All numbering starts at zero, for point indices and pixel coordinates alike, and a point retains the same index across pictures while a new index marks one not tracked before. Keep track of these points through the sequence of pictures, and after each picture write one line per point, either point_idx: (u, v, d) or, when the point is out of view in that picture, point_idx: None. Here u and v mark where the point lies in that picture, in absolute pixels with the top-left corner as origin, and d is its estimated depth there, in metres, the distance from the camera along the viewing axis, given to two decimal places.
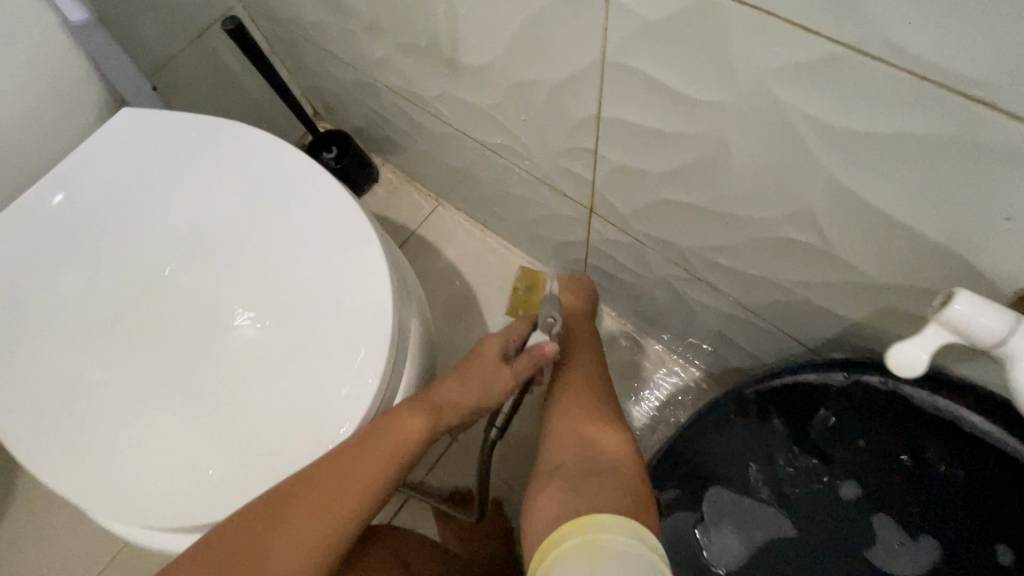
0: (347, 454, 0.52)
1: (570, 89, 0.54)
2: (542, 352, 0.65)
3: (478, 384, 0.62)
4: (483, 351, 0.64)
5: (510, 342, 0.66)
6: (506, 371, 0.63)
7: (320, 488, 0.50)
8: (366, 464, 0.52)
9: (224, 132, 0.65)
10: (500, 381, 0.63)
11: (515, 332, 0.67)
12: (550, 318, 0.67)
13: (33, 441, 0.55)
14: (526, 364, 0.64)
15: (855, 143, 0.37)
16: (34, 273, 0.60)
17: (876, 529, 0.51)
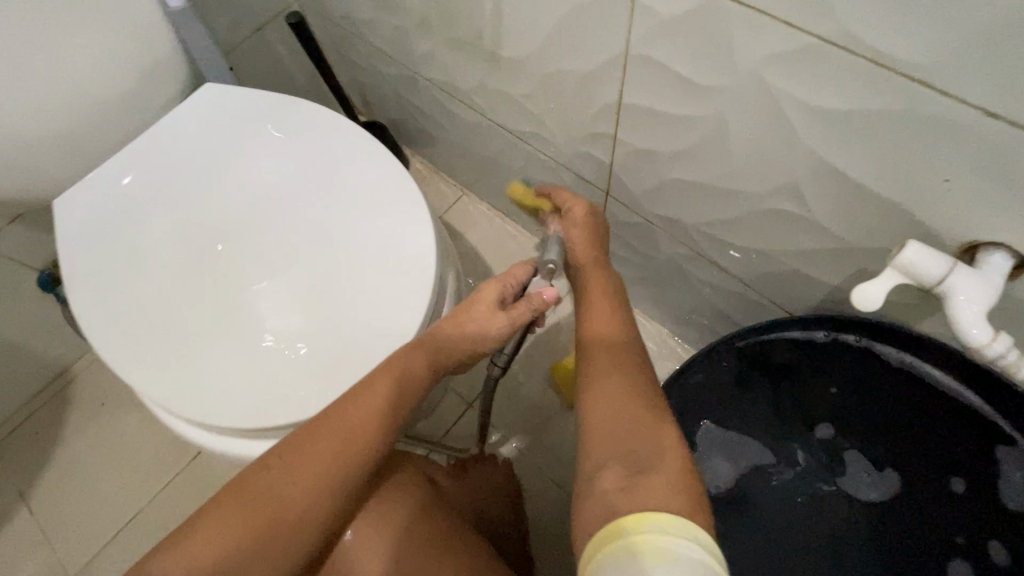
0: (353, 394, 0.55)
1: (596, 79, 0.64)
2: (542, 299, 0.64)
3: (474, 330, 0.62)
4: (479, 297, 0.64)
5: (507, 288, 0.65)
6: (502, 317, 0.62)
7: (334, 425, 0.54)
8: (371, 401, 0.55)
9: (290, 106, 0.75)
10: (495, 326, 0.62)
11: (512, 276, 0.66)
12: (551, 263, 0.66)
13: (122, 355, 0.63)
14: (524, 311, 0.63)
15: (830, 119, 0.46)
16: (125, 221, 0.70)
17: (847, 463, 0.60)
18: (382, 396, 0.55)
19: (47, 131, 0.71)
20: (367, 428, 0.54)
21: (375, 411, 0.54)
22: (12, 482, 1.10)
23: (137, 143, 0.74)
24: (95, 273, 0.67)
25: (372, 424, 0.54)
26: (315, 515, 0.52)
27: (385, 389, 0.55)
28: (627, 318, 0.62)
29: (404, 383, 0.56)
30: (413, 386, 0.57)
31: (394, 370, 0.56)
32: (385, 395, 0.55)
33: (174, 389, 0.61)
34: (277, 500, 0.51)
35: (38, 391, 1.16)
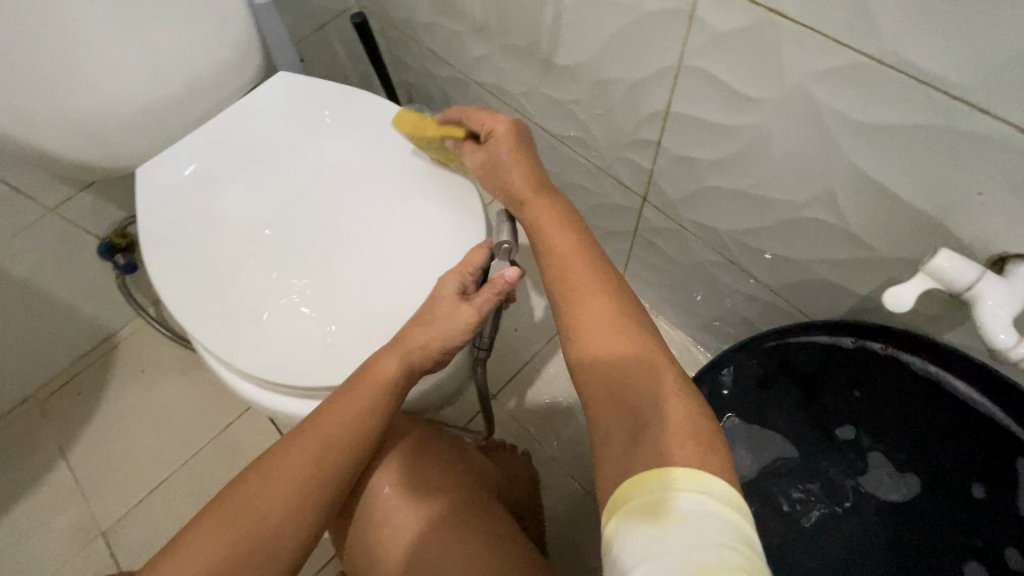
0: (328, 405, 0.58)
1: (645, 87, 0.68)
2: (504, 280, 0.60)
3: (441, 325, 0.60)
4: (439, 294, 0.61)
5: (467, 278, 0.62)
6: (465, 307, 0.60)
7: (314, 430, 0.57)
8: (344, 411, 0.57)
9: (356, 98, 0.81)
10: (464, 319, 0.60)
11: (470, 263, 0.62)
12: (504, 243, 0.61)
13: (189, 309, 0.68)
14: (487, 296, 0.60)
15: (873, 132, 0.50)
16: (197, 192, 0.75)
17: (870, 465, 0.63)
18: (359, 404, 0.58)
19: (136, 107, 0.77)
20: (345, 437, 0.57)
21: (349, 418, 0.57)
22: (51, 438, 1.15)
23: (214, 123, 0.79)
24: (167, 238, 0.72)
25: (348, 430, 0.57)
26: (297, 522, 0.54)
27: (357, 399, 0.58)
28: (626, 296, 0.56)
29: (378, 394, 0.58)
30: (388, 394, 0.58)
31: (367, 381, 0.58)
32: (358, 404, 0.58)
33: (236, 346, 0.66)
34: (258, 511, 0.53)
35: (84, 353, 1.22)
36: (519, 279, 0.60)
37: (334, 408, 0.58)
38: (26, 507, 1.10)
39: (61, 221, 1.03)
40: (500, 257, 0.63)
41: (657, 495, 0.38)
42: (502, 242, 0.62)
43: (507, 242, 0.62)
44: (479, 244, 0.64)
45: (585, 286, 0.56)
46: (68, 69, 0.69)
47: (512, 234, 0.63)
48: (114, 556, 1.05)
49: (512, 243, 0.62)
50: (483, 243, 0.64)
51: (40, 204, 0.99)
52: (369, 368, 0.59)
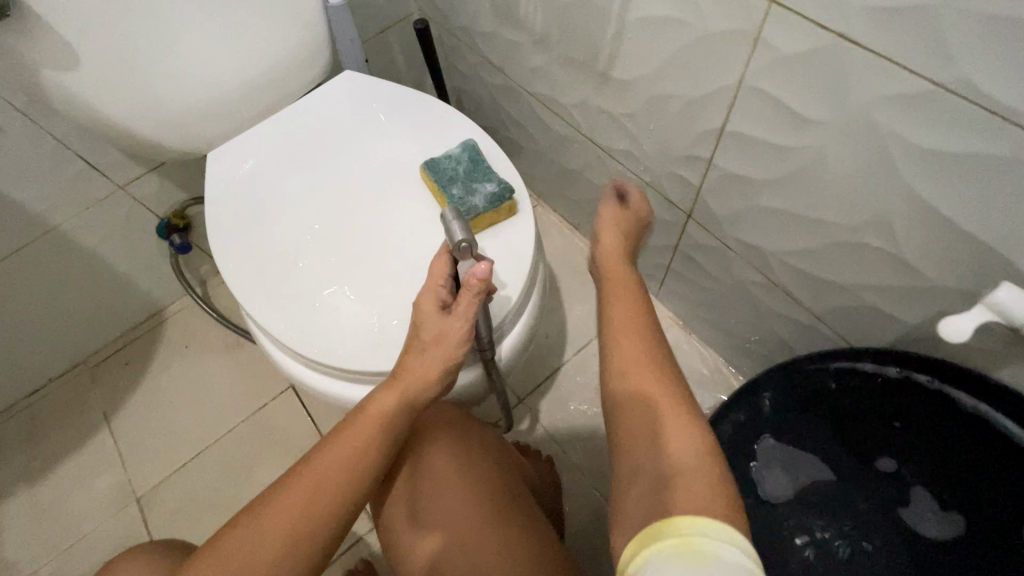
0: (328, 442, 0.60)
1: (702, 105, 0.69)
2: (476, 278, 0.59)
3: (437, 345, 0.61)
4: (421, 316, 0.62)
5: (442, 290, 0.62)
6: (452, 322, 0.60)
7: (311, 466, 0.58)
8: (342, 447, 0.59)
9: (413, 98, 0.84)
10: (458, 332, 0.61)
11: (438, 275, 0.62)
12: (461, 241, 0.57)
13: (248, 286, 0.71)
14: (467, 303, 0.60)
15: (939, 161, 0.50)
16: (259, 180, 0.79)
17: (912, 499, 0.63)
18: (355, 441, 0.59)
19: (211, 94, 0.82)
20: (342, 475, 0.58)
21: (345, 456, 0.59)
22: (97, 403, 1.21)
23: (280, 116, 0.84)
24: (228, 222, 0.76)
25: (342, 466, 0.58)
26: (289, 562, 0.54)
27: (355, 437, 0.59)
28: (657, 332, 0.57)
29: (378, 428, 0.60)
30: (386, 427, 0.60)
31: (367, 416, 0.60)
32: (357, 442, 0.59)
33: (288, 327, 0.68)
34: (251, 547, 0.54)
35: (134, 324, 1.28)
36: (491, 271, 0.59)
37: (334, 444, 0.59)
38: (68, 466, 1.15)
39: (128, 198, 1.09)
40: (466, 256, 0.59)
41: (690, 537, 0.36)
42: (460, 241, 0.58)
43: (463, 240, 0.58)
44: (439, 253, 0.63)
45: (623, 328, 0.57)
46: (157, 55, 0.74)
47: (465, 227, 0.58)
48: (146, 522, 1.10)
49: (467, 239, 0.58)
50: (443, 251, 0.63)
51: (111, 180, 1.05)
52: (368, 404, 0.61)
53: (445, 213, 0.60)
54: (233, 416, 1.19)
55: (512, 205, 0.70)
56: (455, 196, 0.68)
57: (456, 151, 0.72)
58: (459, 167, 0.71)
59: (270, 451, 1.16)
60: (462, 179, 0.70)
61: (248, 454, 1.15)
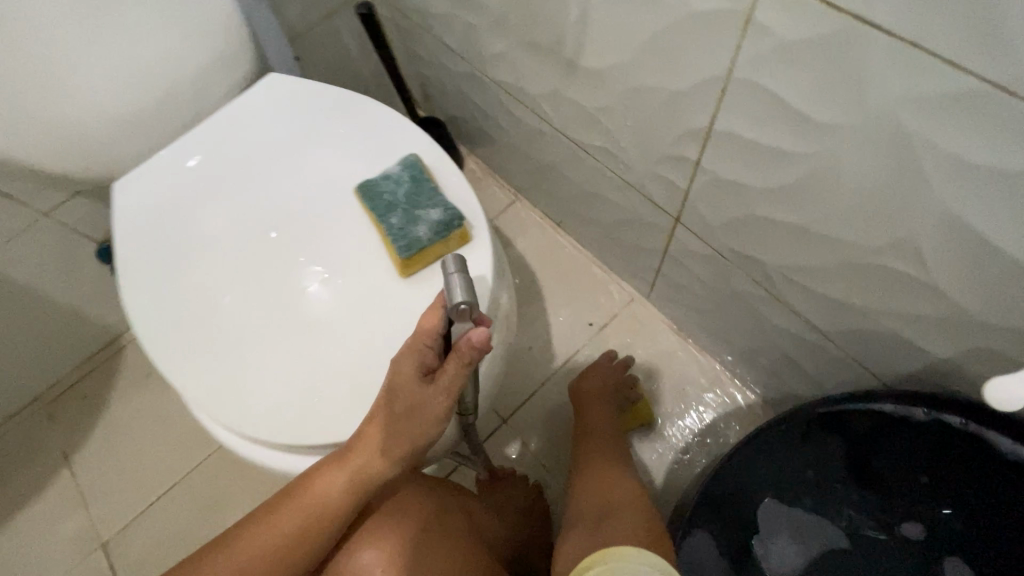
0: (274, 508, 0.57)
1: (685, 100, 0.57)
2: (469, 347, 0.50)
3: (404, 418, 0.53)
4: (396, 381, 0.53)
5: (428, 353, 0.53)
6: (426, 396, 0.53)
7: (252, 532, 0.57)
8: (285, 518, 0.57)
9: (351, 103, 0.72)
10: (434, 406, 0.53)
11: (426, 333, 0.52)
12: (460, 305, 0.48)
13: (163, 343, 0.61)
14: (454, 372, 0.51)
15: (983, 176, 0.40)
16: (177, 214, 0.68)
17: (945, 569, 0.57)
18: (299, 513, 0.56)
19: (115, 113, 0.70)
20: (280, 549, 0.56)
21: (288, 528, 0.56)
22: (55, 443, 1.13)
23: (199, 132, 0.72)
24: (144, 267, 0.65)
25: (281, 536, 0.56)
26: None
27: (302, 507, 0.56)
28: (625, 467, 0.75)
29: (325, 506, 0.56)
30: (334, 505, 0.56)
31: (313, 491, 0.56)
32: (302, 513, 0.56)
33: (215, 392, 0.59)
34: None
35: (88, 355, 1.19)
36: (487, 341, 0.50)
37: (280, 512, 0.57)
38: (32, 512, 1.09)
39: (56, 225, 0.99)
40: (461, 320, 0.50)
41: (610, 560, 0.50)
42: (457, 304, 0.48)
43: (463, 302, 0.48)
44: (433, 306, 0.53)
45: (595, 461, 0.77)
46: (37, 73, 0.62)
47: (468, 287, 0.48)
48: (114, 569, 1.03)
49: (468, 304, 0.48)
50: (437, 304, 0.52)
51: (32, 208, 0.94)
52: (315, 479, 0.56)
53: (448, 259, 0.50)
54: (201, 448, 1.11)
55: (463, 232, 0.60)
56: (395, 229, 0.59)
57: (397, 170, 0.62)
58: (399, 190, 0.61)
59: (242, 485, 1.09)
60: (403, 206, 0.60)
61: (218, 490, 1.08)
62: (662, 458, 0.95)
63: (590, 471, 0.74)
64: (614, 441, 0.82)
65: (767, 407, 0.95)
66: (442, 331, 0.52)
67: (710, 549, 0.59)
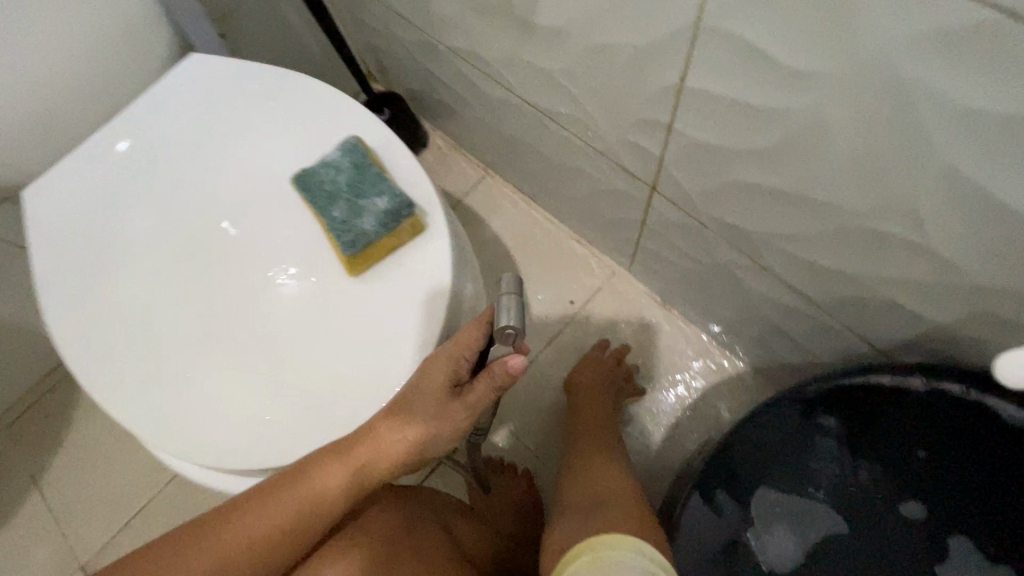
0: (251, 502, 0.51)
1: (652, 56, 0.51)
2: (504, 372, 0.50)
3: (422, 423, 0.51)
4: (421, 386, 0.51)
5: (462, 364, 0.51)
6: (451, 410, 0.51)
7: (228, 530, 0.50)
8: (272, 516, 0.50)
9: (284, 82, 0.64)
10: (455, 420, 0.51)
11: (465, 344, 0.51)
12: (508, 329, 0.49)
13: (99, 370, 0.55)
14: (483, 392, 0.51)
15: (989, 125, 0.35)
16: (102, 223, 0.60)
17: (951, 549, 0.54)
18: (289, 511, 0.50)
19: (14, 112, 0.62)
20: (258, 551, 0.50)
21: (274, 526, 0.50)
22: (21, 466, 1.08)
23: (119, 120, 0.63)
24: (68, 280, 0.58)
25: (265, 535, 0.50)
26: None
27: (292, 503, 0.50)
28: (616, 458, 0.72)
29: (316, 505, 0.51)
30: (326, 505, 0.51)
31: (305, 490, 0.50)
32: (291, 510, 0.50)
33: (160, 416, 0.54)
34: None
35: (46, 372, 1.12)
36: (522, 371, 0.50)
37: (259, 509, 0.50)
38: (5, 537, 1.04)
39: None
40: (502, 343, 0.50)
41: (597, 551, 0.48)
42: (505, 328, 0.49)
43: (511, 328, 0.49)
44: (478, 319, 0.52)
45: (585, 454, 0.74)
46: None
47: (521, 315, 0.49)
48: None
49: (517, 331, 0.49)
50: (480, 319, 0.52)
51: None
52: (310, 475, 0.50)
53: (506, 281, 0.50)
54: None
55: (415, 222, 0.55)
56: (338, 222, 0.55)
57: (335, 155, 0.57)
58: (340, 177, 0.56)
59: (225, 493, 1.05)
60: (345, 195, 0.55)
61: (197, 501, 1.04)
62: (652, 433, 0.93)
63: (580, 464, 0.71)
64: (608, 435, 0.79)
65: (757, 375, 0.92)
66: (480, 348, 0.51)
67: (700, 538, 0.56)
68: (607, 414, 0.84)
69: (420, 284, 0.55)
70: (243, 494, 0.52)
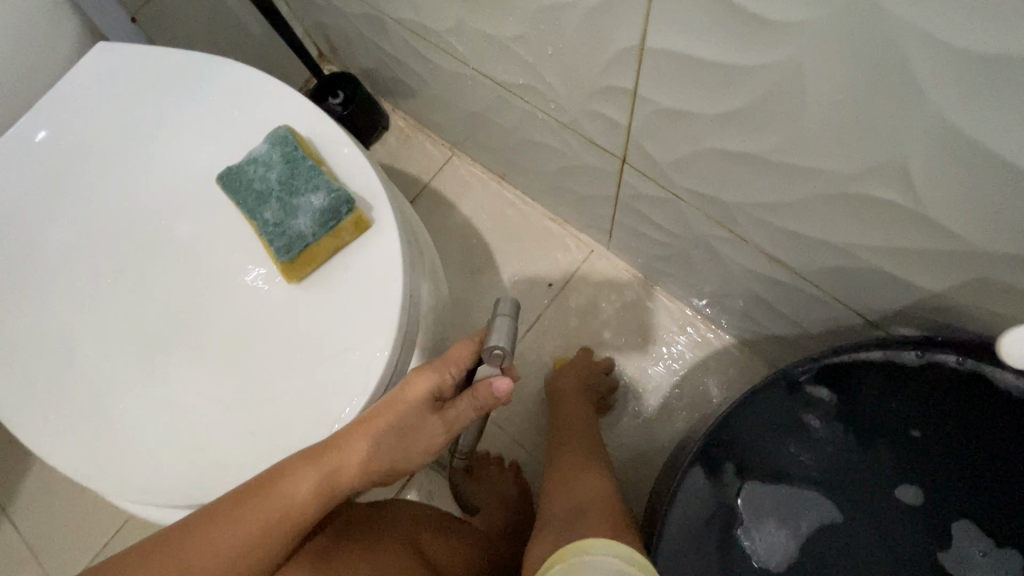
0: (213, 515, 0.45)
1: (609, 14, 0.45)
2: (489, 390, 0.47)
3: (400, 433, 0.47)
4: (402, 397, 0.48)
5: (446, 381, 0.48)
6: (430, 422, 0.48)
7: (175, 554, 0.44)
8: (229, 537, 0.44)
9: (207, 69, 0.57)
10: (432, 434, 0.48)
11: (453, 362, 0.48)
12: (497, 350, 0.45)
13: (26, 404, 0.50)
14: (463, 409, 0.48)
15: (985, 72, 0.30)
16: (13, 238, 0.54)
17: (953, 536, 0.51)
18: (248, 531, 0.45)
19: None
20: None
21: (232, 549, 0.44)
22: None
23: (30, 115, 0.56)
24: None
25: (220, 559, 0.44)
26: None
27: (255, 519, 0.45)
28: (602, 463, 0.69)
29: (285, 518, 0.45)
30: (293, 522, 0.46)
31: (269, 504, 0.45)
32: (252, 529, 0.45)
33: (94, 444, 0.49)
34: None
35: None
36: (507, 393, 0.47)
37: (214, 529, 0.44)
38: None
39: None
40: (489, 364, 0.46)
41: (571, 556, 0.44)
42: (494, 348, 0.45)
43: (499, 349, 0.45)
44: (469, 336, 0.49)
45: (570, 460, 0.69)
46: None
47: (512, 337, 0.46)
48: None
49: (505, 352, 0.45)
50: (471, 338, 0.49)
51: None
52: (276, 488, 0.45)
53: (501, 302, 0.46)
54: None
55: (358, 219, 0.50)
56: (270, 224, 0.49)
57: (264, 149, 0.51)
58: (270, 174, 0.50)
59: None
60: (278, 194, 0.50)
61: None
62: (641, 416, 0.90)
63: (563, 470, 0.67)
64: (590, 437, 0.76)
65: (744, 348, 0.89)
66: (467, 366, 0.49)
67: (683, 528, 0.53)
68: (586, 415, 0.81)
69: (370, 290, 0.50)
70: (195, 514, 0.46)
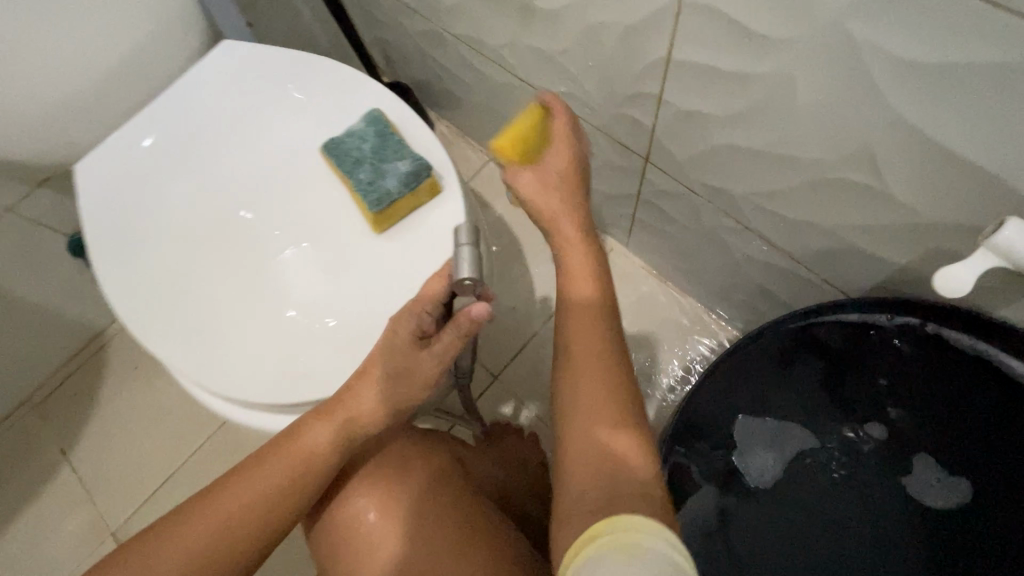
0: (241, 472, 0.53)
1: (643, 32, 0.57)
2: (469, 317, 0.52)
3: (397, 374, 0.55)
4: (396, 344, 0.54)
5: (425, 319, 0.54)
6: (423, 360, 0.54)
7: (224, 497, 0.51)
8: (263, 479, 0.52)
9: (308, 64, 0.70)
10: (425, 370, 0.55)
11: (427, 299, 0.54)
12: (466, 281, 0.52)
13: (147, 322, 0.61)
14: (451, 340, 0.53)
15: (926, 77, 0.41)
16: (144, 192, 0.66)
17: (914, 465, 0.62)
18: (280, 472, 0.53)
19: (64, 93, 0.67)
20: (255, 511, 0.51)
21: (269, 488, 0.52)
22: (50, 442, 1.11)
23: (165, 95, 0.69)
24: (111, 242, 0.64)
25: (260, 496, 0.52)
26: None
27: (284, 461, 0.53)
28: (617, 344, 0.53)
29: (306, 465, 0.54)
30: (316, 463, 0.54)
31: (295, 447, 0.54)
32: (282, 469, 0.53)
33: (198, 363, 0.59)
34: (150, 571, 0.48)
35: (75, 352, 1.15)
36: (485, 317, 0.52)
37: (252, 472, 0.53)
38: (24, 521, 1.07)
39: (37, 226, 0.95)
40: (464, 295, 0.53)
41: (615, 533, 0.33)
42: (463, 279, 0.52)
43: (468, 279, 0.52)
44: (434, 277, 0.55)
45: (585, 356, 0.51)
46: None
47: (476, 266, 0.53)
48: None
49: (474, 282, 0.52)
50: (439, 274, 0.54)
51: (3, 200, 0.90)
52: (299, 435, 0.54)
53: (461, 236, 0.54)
54: (196, 428, 1.11)
55: (433, 183, 0.62)
56: (364, 183, 0.61)
57: (359, 125, 0.63)
58: (364, 144, 0.62)
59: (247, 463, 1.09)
60: (370, 160, 0.62)
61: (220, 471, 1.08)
62: (650, 397, 0.99)
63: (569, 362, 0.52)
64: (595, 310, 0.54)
65: None
66: (441, 297, 0.54)
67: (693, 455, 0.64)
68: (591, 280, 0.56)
69: (440, 239, 0.61)
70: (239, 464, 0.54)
